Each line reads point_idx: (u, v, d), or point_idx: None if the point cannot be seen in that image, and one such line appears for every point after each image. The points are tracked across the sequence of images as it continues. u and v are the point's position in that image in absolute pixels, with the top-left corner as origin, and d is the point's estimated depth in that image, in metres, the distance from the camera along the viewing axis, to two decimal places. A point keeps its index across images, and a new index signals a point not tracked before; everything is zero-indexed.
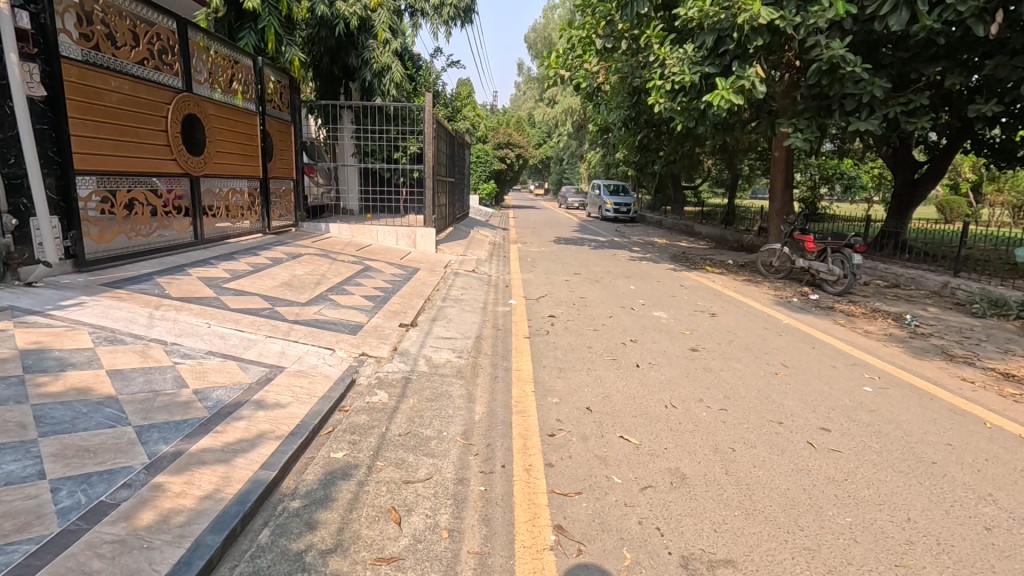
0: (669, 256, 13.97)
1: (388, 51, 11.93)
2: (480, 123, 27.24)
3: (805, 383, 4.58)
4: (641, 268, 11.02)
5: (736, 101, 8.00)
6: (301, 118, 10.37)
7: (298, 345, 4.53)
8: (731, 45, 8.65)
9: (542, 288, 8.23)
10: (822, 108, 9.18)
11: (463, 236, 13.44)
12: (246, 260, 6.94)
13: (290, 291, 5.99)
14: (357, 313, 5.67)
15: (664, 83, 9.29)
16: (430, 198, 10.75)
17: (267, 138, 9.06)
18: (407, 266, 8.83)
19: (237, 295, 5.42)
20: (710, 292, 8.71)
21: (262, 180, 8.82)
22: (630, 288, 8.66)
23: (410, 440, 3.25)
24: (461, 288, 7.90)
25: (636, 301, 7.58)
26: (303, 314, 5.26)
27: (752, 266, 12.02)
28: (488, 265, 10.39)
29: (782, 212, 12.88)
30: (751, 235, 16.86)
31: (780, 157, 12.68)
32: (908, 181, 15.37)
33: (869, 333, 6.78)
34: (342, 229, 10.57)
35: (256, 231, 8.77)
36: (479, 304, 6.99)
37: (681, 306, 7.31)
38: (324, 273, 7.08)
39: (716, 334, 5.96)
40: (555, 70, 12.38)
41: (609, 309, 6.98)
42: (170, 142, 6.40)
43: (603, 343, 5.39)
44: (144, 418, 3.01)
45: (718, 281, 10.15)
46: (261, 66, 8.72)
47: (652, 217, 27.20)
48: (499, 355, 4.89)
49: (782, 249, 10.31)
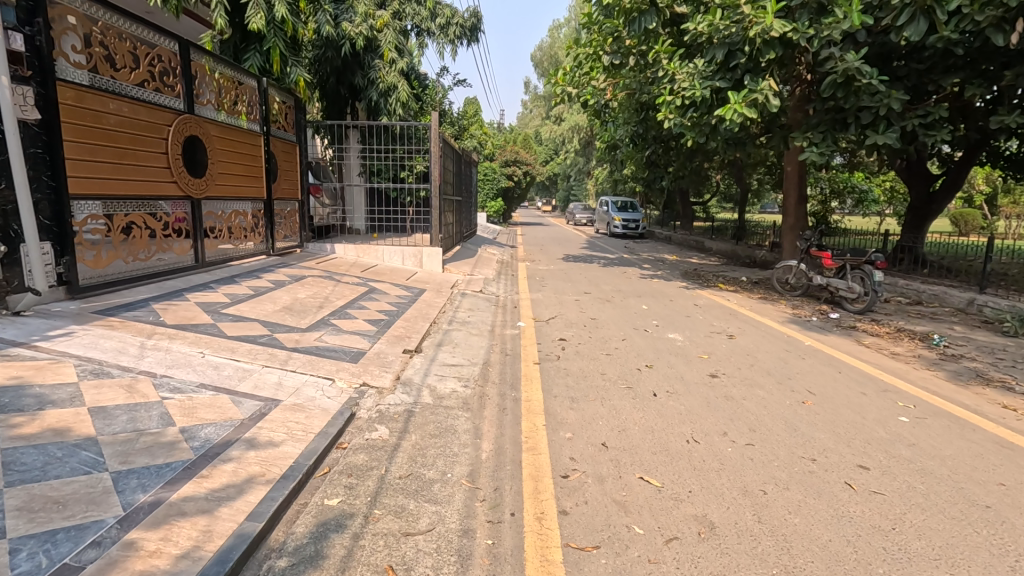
0: (681, 273, 13.68)
1: (395, 71, 11.87)
2: (487, 140, 27.24)
3: (835, 412, 4.28)
4: (652, 286, 10.75)
5: (750, 115, 7.79)
6: (307, 138, 10.30)
7: (296, 375, 4.30)
8: (742, 59, 8.50)
9: (551, 309, 7.99)
10: (838, 121, 8.94)
11: (470, 255, 13.26)
12: (247, 283, 6.76)
13: (291, 316, 5.79)
14: (359, 339, 5.44)
15: (673, 99, 9.12)
16: (436, 217, 10.59)
17: (271, 160, 8.96)
18: (413, 287, 8.64)
19: (234, 322, 5.22)
20: (726, 311, 8.43)
21: (266, 201, 8.71)
22: (643, 307, 8.40)
23: (411, 484, 3.00)
24: (468, 309, 7.68)
25: (650, 322, 7.31)
26: (303, 341, 5.04)
27: (766, 283, 11.73)
28: (496, 285, 10.17)
29: (795, 227, 12.59)
30: (763, 251, 16.57)
31: (793, 172, 12.41)
32: (924, 194, 15.10)
33: (896, 355, 6.46)
34: (347, 249, 10.42)
35: (260, 252, 8.62)
36: (486, 327, 6.75)
37: (697, 327, 7.03)
38: (327, 296, 6.89)
39: (736, 357, 5.68)
40: (562, 87, 12.30)
41: (621, 330, 6.71)
42: (170, 165, 6.28)
43: (617, 370, 5.12)
44: (122, 463, 2.78)
45: (733, 299, 9.86)
46: (266, 87, 8.67)
47: (661, 233, 26.95)
48: (507, 384, 4.64)
49: (798, 265, 10.02)
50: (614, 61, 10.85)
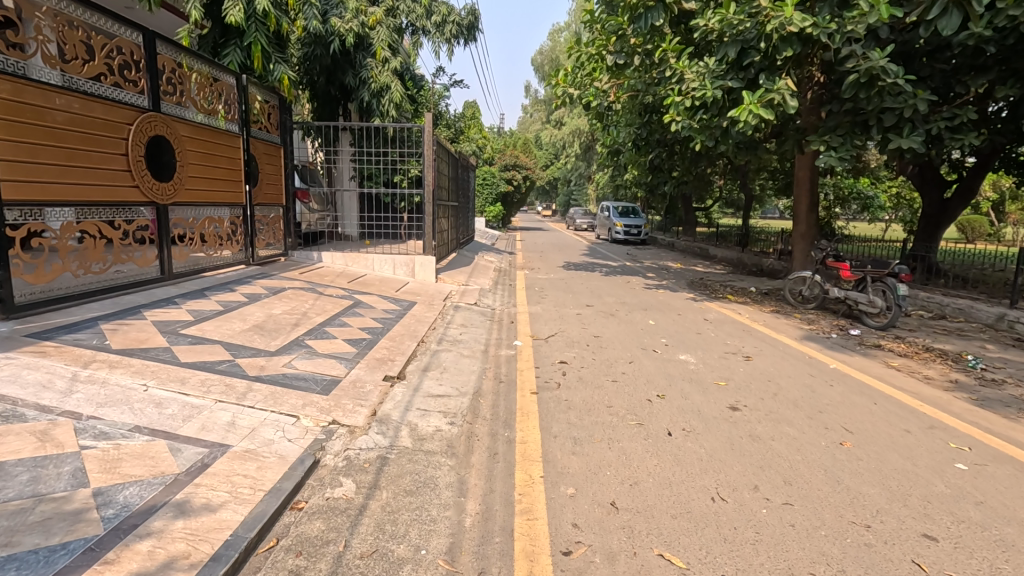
0: (686, 282, 13.10)
1: (388, 70, 11.31)
2: (486, 144, 26.72)
3: (880, 456, 3.68)
4: (658, 298, 10.16)
5: (765, 116, 7.21)
6: (293, 141, 9.75)
7: (254, 413, 3.70)
8: (756, 57, 7.95)
9: (551, 325, 7.41)
10: (858, 123, 8.35)
11: (466, 263, 12.68)
12: (217, 298, 6.17)
13: (260, 337, 5.19)
14: (335, 364, 4.85)
15: (682, 100, 8.55)
16: (430, 224, 10.02)
17: (251, 163, 8.39)
18: (403, 300, 8.05)
19: (192, 345, 4.62)
20: (738, 326, 7.83)
21: (245, 208, 8.16)
22: (649, 323, 7.81)
23: (374, 567, 2.40)
24: (460, 325, 7.09)
25: (658, 340, 6.72)
26: (269, 369, 4.44)
27: (777, 294, 11.15)
28: (492, 296, 9.58)
29: (807, 235, 12.03)
30: (771, 259, 16.01)
31: (805, 177, 11.84)
32: (937, 201, 14.49)
33: (931, 380, 5.85)
34: (336, 258, 9.85)
35: (238, 262, 8.05)
36: (479, 346, 6.15)
37: (709, 347, 6.44)
38: (305, 312, 6.30)
39: (758, 385, 5.07)
40: (563, 88, 11.76)
41: (627, 350, 6.13)
42: (131, 168, 5.71)
43: (625, 402, 4.51)
44: (3, 547, 2.19)
45: (744, 313, 9.27)
46: (245, 84, 8.10)
47: (663, 239, 26.40)
48: (499, 420, 4.04)
49: (813, 277, 9.46)
50: (618, 61, 10.29)
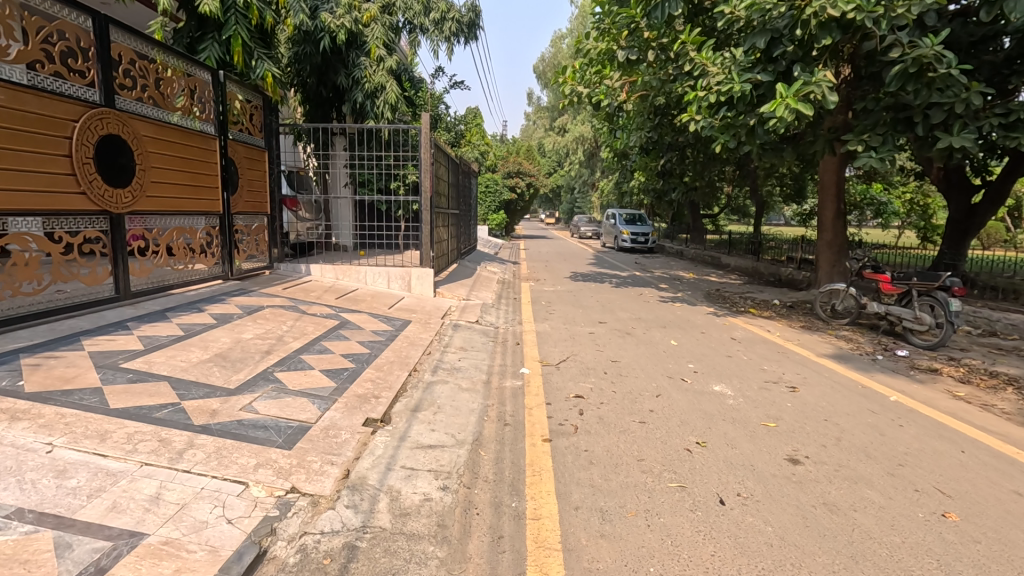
0: (703, 294, 12.28)
1: (383, 70, 10.67)
2: (489, 150, 26.01)
3: (1000, 533, 2.83)
4: (676, 313, 9.32)
5: (804, 112, 6.38)
6: (279, 144, 8.98)
7: (190, 480, 2.87)
8: (788, 47, 7.18)
9: (561, 347, 6.57)
10: (901, 120, 7.54)
11: (468, 275, 11.91)
12: (179, 320, 5.36)
13: (220, 369, 4.37)
14: (309, 404, 4.03)
15: (706, 95, 7.76)
16: (428, 233, 9.23)
17: (230, 168, 7.62)
18: (396, 318, 7.25)
19: (131, 384, 3.80)
20: (771, 346, 6.99)
21: (223, 217, 7.39)
22: (672, 344, 6.98)
23: None
24: (458, 348, 6.26)
25: (685, 366, 5.87)
26: (222, 415, 3.61)
27: (803, 308, 10.32)
28: (496, 312, 8.75)
29: (834, 244, 11.24)
30: (789, 268, 15.19)
31: (832, 181, 11.07)
32: (963, 205, 13.44)
33: (1009, 413, 4.99)
34: (325, 271, 9.06)
35: (214, 277, 7.26)
36: (481, 376, 5.32)
37: (744, 375, 5.60)
38: (281, 337, 5.48)
39: (815, 427, 4.23)
40: (572, 86, 10.85)
41: (651, 380, 5.29)
42: (77, 171, 4.94)
43: (658, 454, 3.67)
44: None
45: (772, 329, 8.43)
46: (223, 81, 7.33)
47: (671, 247, 25.55)
48: (504, 485, 3.21)
49: (848, 290, 8.61)
50: (630, 57, 9.51)
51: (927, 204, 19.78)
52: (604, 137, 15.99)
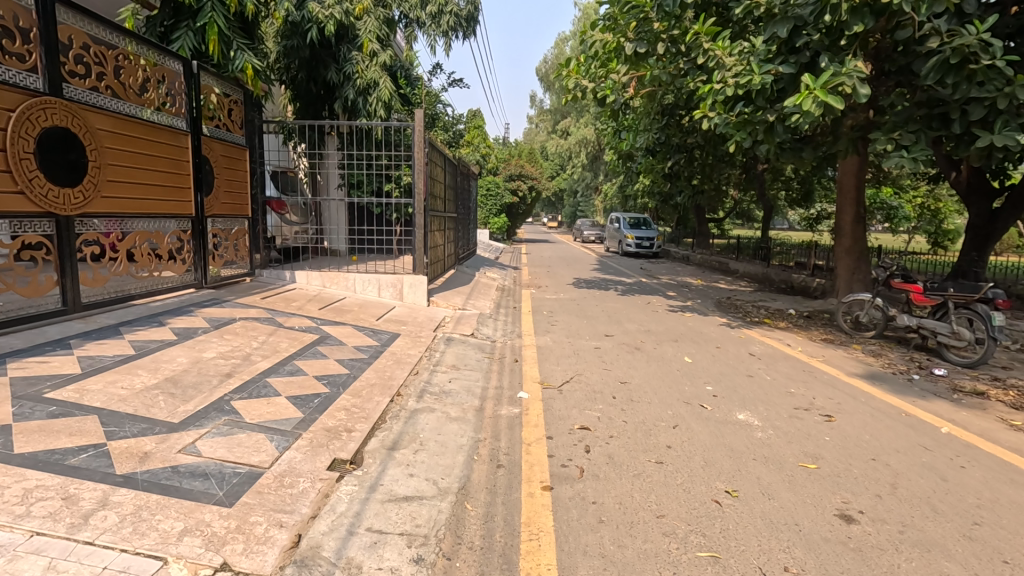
0: (714, 302, 11.64)
1: (376, 65, 10.17)
2: (490, 153, 25.47)
3: None
4: (687, 324, 8.67)
5: (835, 105, 5.72)
6: (260, 143, 8.42)
7: (90, 556, 2.23)
8: (814, 36, 6.55)
9: (564, 365, 5.93)
10: (935, 116, 6.89)
11: (465, 282, 11.32)
12: (133, 337, 4.75)
13: (167, 398, 3.74)
14: (266, 442, 3.40)
15: (722, 88, 7.14)
16: (422, 237, 8.61)
17: (204, 167, 7.03)
18: (383, 332, 6.63)
19: (50, 420, 3.18)
20: (795, 365, 6.33)
21: (195, 219, 6.81)
22: (685, 361, 6.35)
23: None
24: (450, 367, 5.62)
25: (702, 390, 5.23)
26: (156, 460, 2.98)
27: (822, 319, 9.69)
28: (493, 323, 8.14)
29: (853, 251, 10.60)
30: (802, 275, 14.57)
31: (850, 185, 10.48)
32: (984, 211, 12.46)
33: None
34: (311, 278, 8.46)
35: (184, 285, 6.67)
36: (472, 401, 4.68)
37: (770, 400, 4.96)
38: (248, 356, 4.86)
39: (863, 470, 3.58)
40: (575, 80, 10.32)
41: (667, 408, 4.65)
42: (12, 168, 4.37)
43: (681, 508, 3.03)
44: None
45: (791, 342, 7.80)
46: (196, 72, 6.75)
47: (676, 251, 24.92)
48: (493, 556, 2.58)
49: (875, 300, 7.97)
50: (639, 49, 8.79)
51: (939, 208, 19.06)
52: (609, 138, 15.38)
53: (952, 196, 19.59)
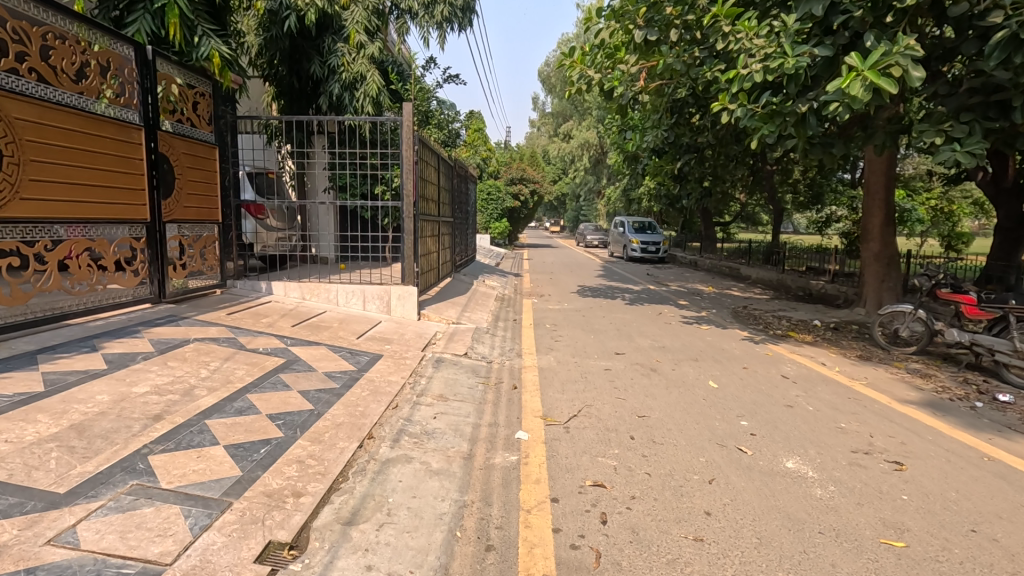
0: (730, 312, 10.80)
1: (363, 57, 9.38)
2: (489, 156, 24.72)
3: None
4: (705, 339, 7.82)
5: (888, 88, 4.87)
6: (232, 141, 7.62)
7: None
8: (854, 12, 5.71)
9: (570, 393, 5.09)
10: (992, 105, 6.08)
11: (461, 291, 10.51)
12: (48, 368, 3.91)
13: (62, 454, 2.90)
14: (178, 520, 2.55)
15: (747, 74, 6.31)
16: (411, 244, 7.78)
17: (162, 166, 6.23)
18: (363, 353, 5.81)
19: None
20: (838, 391, 5.46)
21: (151, 225, 6.00)
22: (710, 386, 5.50)
23: None
24: (437, 397, 4.79)
25: (736, 426, 4.37)
26: (7, 560, 2.14)
27: (852, 331, 8.82)
28: (490, 339, 7.31)
29: (882, 256, 9.74)
30: (821, 282, 13.68)
31: (879, 183, 9.65)
32: (1016, 213, 11.42)
33: None
34: (289, 289, 7.67)
35: (137, 301, 5.87)
36: (460, 446, 3.84)
37: (820, 440, 4.11)
38: (190, 390, 4.03)
39: (968, 551, 2.73)
40: (580, 71, 9.35)
41: (698, 454, 3.79)
42: None
43: None
44: None
45: (824, 360, 6.94)
46: (152, 59, 5.96)
47: (683, 256, 24.08)
48: None
49: (918, 312, 7.17)
50: (650, 37, 8.13)
51: (953, 210, 17.98)
52: (614, 138, 14.58)
53: (966, 199, 18.70)
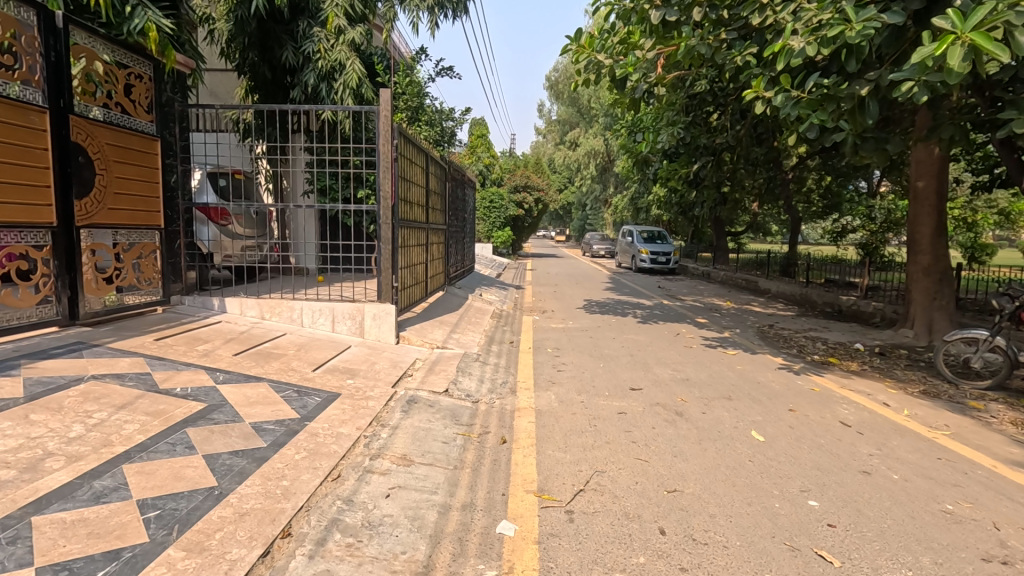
0: (757, 332, 9.55)
1: (342, 44, 8.30)
2: (490, 164, 23.55)
3: None
4: (735, 369, 6.58)
5: (999, 56, 3.70)
6: (180, 134, 6.48)
7: None
8: None
9: (575, 452, 3.88)
10: None
11: (452, 308, 9.32)
12: None
13: None
14: None
15: (792, 49, 5.11)
16: (389, 255, 6.61)
17: (79, 159, 5.13)
18: (315, 392, 4.62)
19: None
20: (921, 448, 4.21)
21: (58, 230, 4.89)
22: (756, 440, 4.26)
23: None
24: (397, 460, 3.59)
25: (807, 510, 3.14)
26: None
27: (903, 359, 7.56)
28: (479, 369, 6.11)
29: (933, 271, 8.50)
30: (851, 297, 12.39)
31: (930, 189, 8.44)
32: None
33: None
34: (246, 307, 6.54)
35: (37, 324, 4.80)
36: (416, 551, 2.64)
37: (931, 540, 2.86)
38: (36, 462, 2.85)
39: None
40: (588, 56, 8.08)
41: (761, 567, 2.57)
42: None
43: None
44: None
45: (885, 398, 5.67)
46: (65, 28, 4.89)
47: (695, 267, 22.84)
48: None
49: (1000, 338, 5.93)
50: (668, 18, 6.94)
51: (977, 220, 16.43)
52: (623, 139, 13.43)
53: (991, 207, 17.32)
